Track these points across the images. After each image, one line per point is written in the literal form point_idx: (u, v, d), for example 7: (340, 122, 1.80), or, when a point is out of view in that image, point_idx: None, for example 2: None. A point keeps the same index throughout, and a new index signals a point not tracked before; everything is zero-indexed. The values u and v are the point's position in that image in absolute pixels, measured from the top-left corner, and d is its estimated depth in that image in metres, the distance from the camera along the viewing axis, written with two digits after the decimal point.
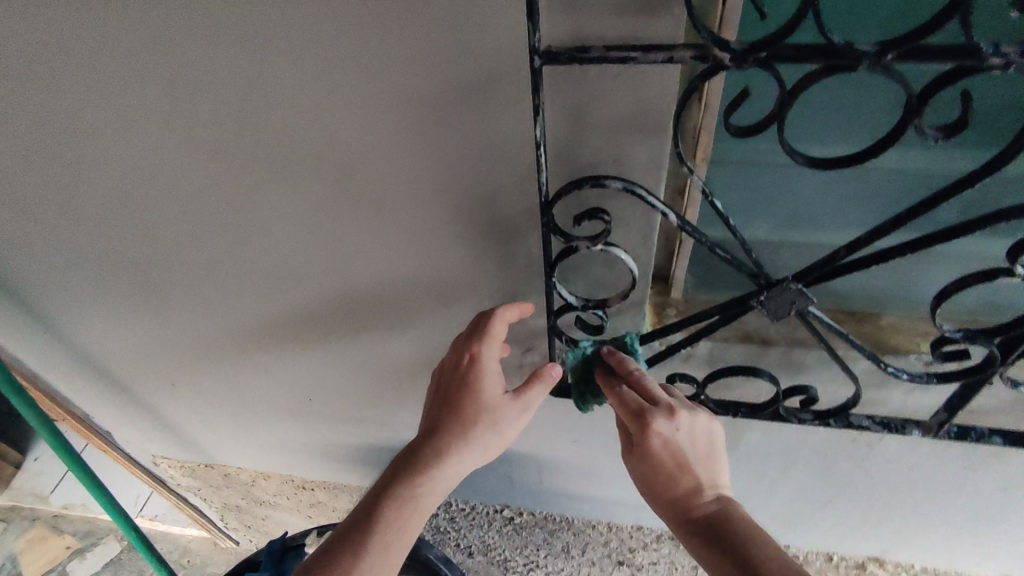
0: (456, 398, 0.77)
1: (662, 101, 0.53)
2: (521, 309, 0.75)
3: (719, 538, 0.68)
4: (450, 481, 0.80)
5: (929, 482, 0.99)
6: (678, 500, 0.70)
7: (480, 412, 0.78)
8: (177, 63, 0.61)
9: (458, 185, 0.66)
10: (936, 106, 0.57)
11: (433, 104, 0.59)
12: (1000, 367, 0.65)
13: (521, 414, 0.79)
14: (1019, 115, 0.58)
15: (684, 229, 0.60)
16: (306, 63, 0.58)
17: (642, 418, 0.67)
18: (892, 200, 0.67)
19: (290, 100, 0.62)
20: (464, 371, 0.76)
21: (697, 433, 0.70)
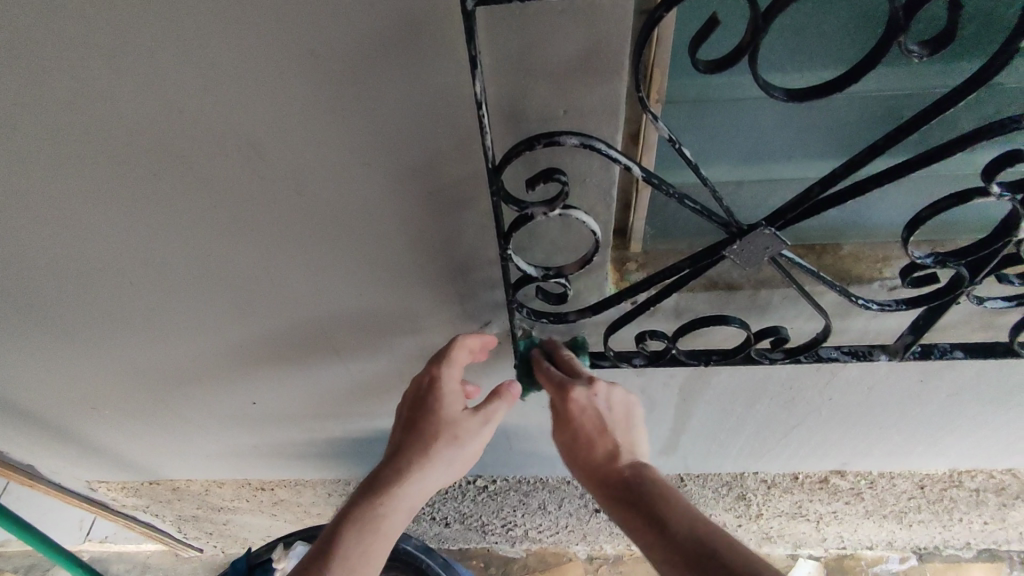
0: (419, 417, 0.78)
1: (616, 38, 0.46)
2: (482, 339, 0.78)
3: (649, 507, 0.63)
4: (412, 504, 0.77)
5: (889, 397, 1.00)
6: (597, 466, 0.70)
7: (441, 427, 0.78)
8: (17, 33, 0.49)
9: (388, 156, 0.57)
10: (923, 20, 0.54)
11: (345, 63, 0.49)
12: (968, 287, 0.64)
13: (481, 428, 0.78)
14: (978, 26, 0.55)
15: (649, 182, 0.54)
16: (182, 8, 0.47)
17: (559, 389, 0.71)
18: (856, 125, 0.63)
19: (172, 59, 0.50)
20: (426, 392, 0.78)
21: (613, 402, 0.72)
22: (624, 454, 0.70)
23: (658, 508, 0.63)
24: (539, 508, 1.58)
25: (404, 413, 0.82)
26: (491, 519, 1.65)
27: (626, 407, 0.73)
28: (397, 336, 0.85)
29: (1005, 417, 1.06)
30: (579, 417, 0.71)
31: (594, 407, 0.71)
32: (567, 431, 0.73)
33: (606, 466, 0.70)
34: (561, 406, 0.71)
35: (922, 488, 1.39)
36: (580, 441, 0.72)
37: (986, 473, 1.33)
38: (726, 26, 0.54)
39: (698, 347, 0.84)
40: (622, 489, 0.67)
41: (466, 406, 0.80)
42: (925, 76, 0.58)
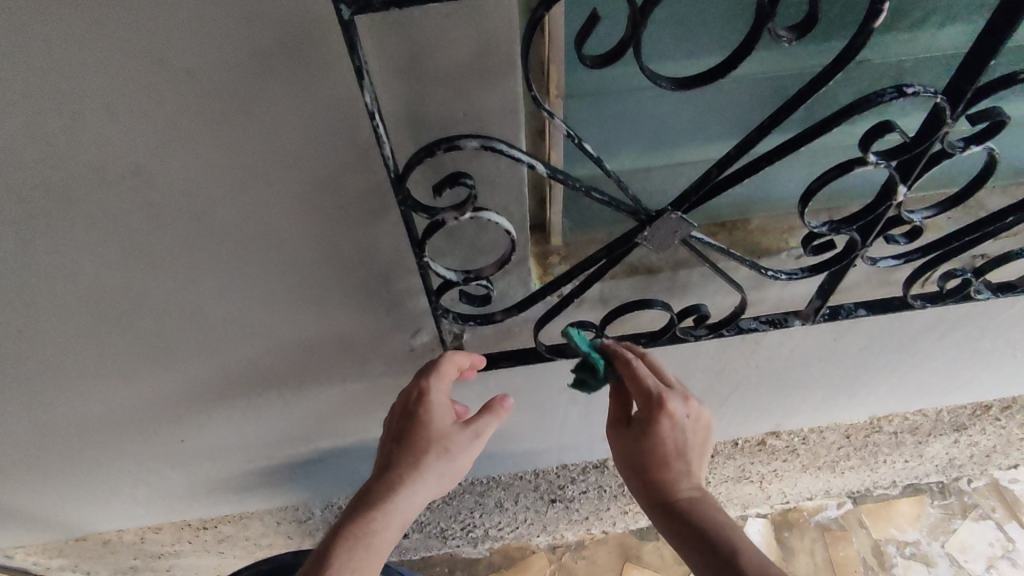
0: (406, 432, 0.76)
1: (505, 39, 0.45)
2: (470, 357, 0.77)
3: (702, 538, 0.74)
4: (404, 519, 0.76)
5: (809, 359, 1.06)
6: (663, 484, 0.78)
7: (431, 440, 0.76)
8: None
9: (288, 173, 0.55)
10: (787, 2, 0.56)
11: (227, 81, 0.47)
12: (863, 249, 0.68)
13: (471, 442, 0.78)
14: (845, 6, 0.58)
15: (555, 178, 0.54)
16: (25, 27, 0.42)
17: (658, 404, 0.74)
18: (748, 107, 0.66)
19: (24, 83, 0.45)
20: (414, 405, 0.76)
21: (689, 424, 0.77)
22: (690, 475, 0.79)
23: (710, 533, 0.74)
24: (495, 506, 1.58)
25: (389, 426, 0.79)
26: (449, 524, 1.64)
27: (704, 430, 0.80)
28: (325, 355, 0.82)
29: (911, 364, 1.15)
30: (664, 436, 0.77)
31: (681, 428, 0.76)
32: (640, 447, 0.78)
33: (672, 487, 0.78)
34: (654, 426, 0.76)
35: (848, 437, 1.49)
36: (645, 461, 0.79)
37: (901, 416, 1.43)
38: (609, 25, 0.55)
39: (627, 331, 0.86)
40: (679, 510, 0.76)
41: (453, 418, 0.79)
42: (803, 56, 0.62)
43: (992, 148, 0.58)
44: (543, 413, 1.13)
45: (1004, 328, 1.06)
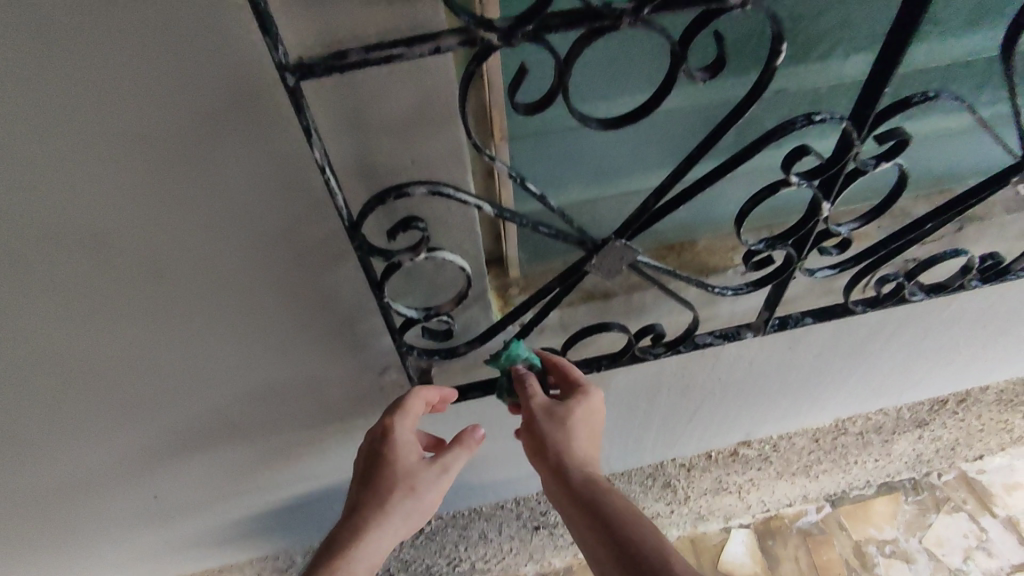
0: (373, 473, 0.77)
1: (444, 92, 0.49)
2: (440, 391, 0.78)
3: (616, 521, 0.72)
4: (373, 558, 0.78)
5: (769, 368, 1.11)
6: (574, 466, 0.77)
7: (397, 479, 0.77)
8: None
9: (247, 226, 0.57)
10: (697, 45, 0.61)
11: (183, 145, 0.49)
12: (799, 263, 0.73)
13: (438, 477, 0.79)
14: (758, 44, 0.63)
15: (503, 217, 0.57)
16: None
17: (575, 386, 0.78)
18: (681, 137, 0.70)
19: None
20: (380, 443, 0.77)
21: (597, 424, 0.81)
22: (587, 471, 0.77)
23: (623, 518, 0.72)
24: (480, 538, 1.57)
25: (358, 466, 0.80)
26: (435, 560, 1.62)
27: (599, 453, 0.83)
28: (295, 399, 0.83)
29: (866, 366, 1.20)
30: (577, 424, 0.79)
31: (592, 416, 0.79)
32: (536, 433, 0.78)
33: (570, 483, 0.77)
34: (556, 414, 0.77)
35: (817, 441, 1.54)
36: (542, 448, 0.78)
37: (864, 415, 1.50)
38: (538, 75, 0.59)
39: (589, 355, 0.89)
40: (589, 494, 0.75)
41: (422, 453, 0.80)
42: (726, 89, 0.66)
43: (901, 163, 0.63)
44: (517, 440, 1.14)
45: (946, 325, 1.12)
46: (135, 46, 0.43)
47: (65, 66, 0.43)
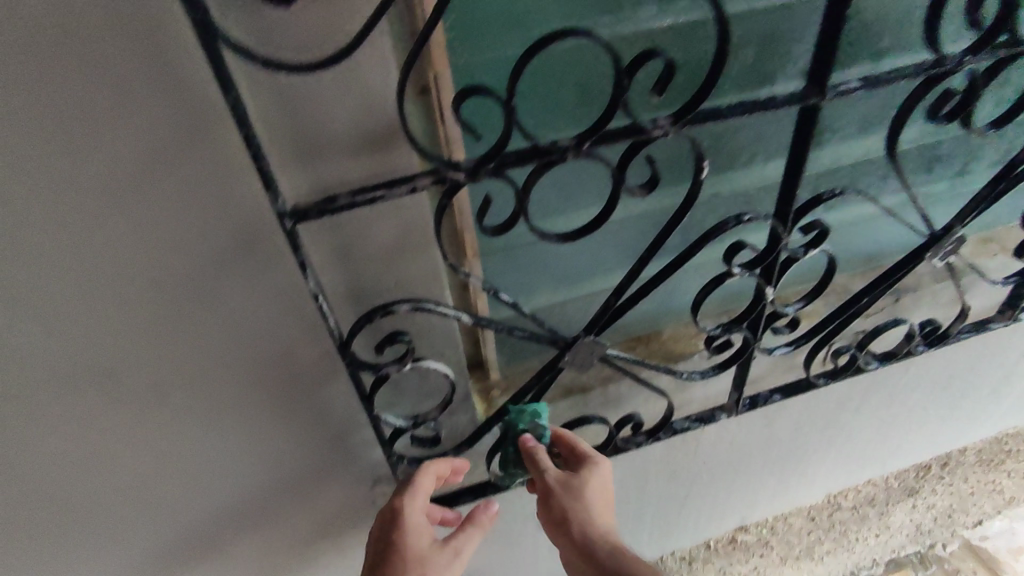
0: (382, 562, 0.71)
1: (421, 223, 0.56)
2: (451, 463, 0.76)
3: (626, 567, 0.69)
4: None
5: (751, 448, 1.14)
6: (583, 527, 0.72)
7: (408, 566, 0.70)
8: None
9: (244, 354, 0.61)
10: (634, 166, 0.70)
11: (189, 288, 0.54)
12: (755, 344, 0.79)
13: (452, 562, 0.74)
14: (685, 161, 0.72)
15: (481, 325, 0.63)
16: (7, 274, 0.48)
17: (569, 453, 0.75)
18: (635, 242, 0.78)
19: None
20: (389, 528, 0.72)
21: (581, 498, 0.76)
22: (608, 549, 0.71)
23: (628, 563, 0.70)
24: None
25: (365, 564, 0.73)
26: None
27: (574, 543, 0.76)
28: (288, 519, 0.83)
29: (844, 438, 1.24)
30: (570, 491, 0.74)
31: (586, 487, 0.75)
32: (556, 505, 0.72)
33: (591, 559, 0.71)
34: (572, 482, 0.72)
35: (814, 520, 1.56)
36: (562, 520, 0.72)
37: (854, 489, 1.56)
38: (504, 200, 0.67)
39: None
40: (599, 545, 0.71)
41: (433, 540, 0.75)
42: (669, 198, 0.75)
43: (828, 248, 0.71)
44: (513, 546, 1.13)
45: (909, 391, 1.18)
46: (140, 213, 0.48)
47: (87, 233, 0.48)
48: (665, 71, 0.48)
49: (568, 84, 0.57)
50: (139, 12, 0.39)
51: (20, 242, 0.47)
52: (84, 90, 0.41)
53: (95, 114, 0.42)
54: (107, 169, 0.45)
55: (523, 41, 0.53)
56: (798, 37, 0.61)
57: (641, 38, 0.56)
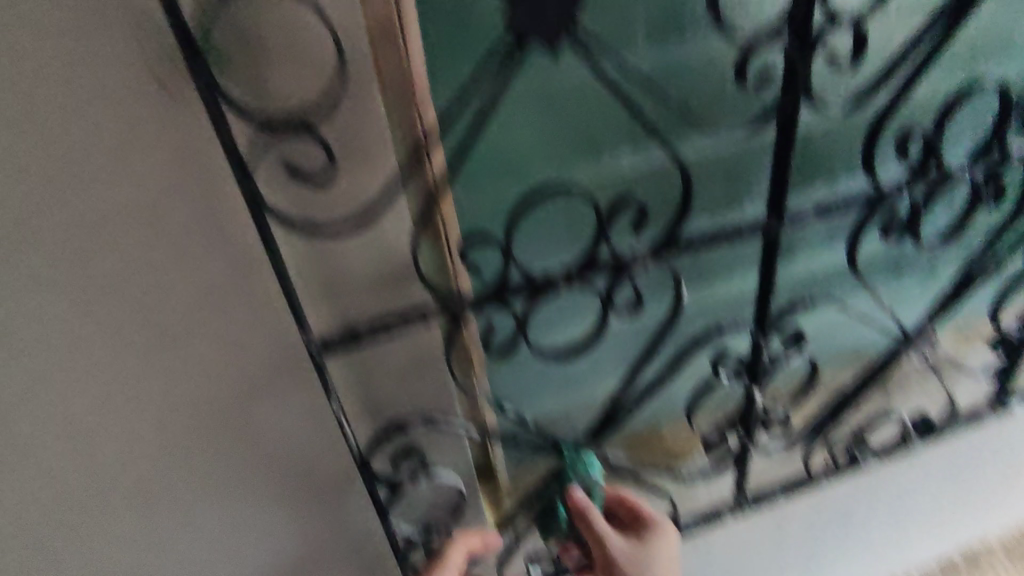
0: None
1: (433, 345, 0.62)
2: (484, 538, 0.77)
3: None
4: None
5: (766, 549, 1.13)
6: None
7: None
8: None
9: (268, 477, 0.64)
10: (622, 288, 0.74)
11: (220, 422, 0.58)
12: (751, 444, 0.83)
13: None
14: (665, 280, 0.76)
15: (490, 433, 0.69)
16: (58, 423, 0.52)
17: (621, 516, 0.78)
18: (631, 350, 0.83)
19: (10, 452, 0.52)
20: None
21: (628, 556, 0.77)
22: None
23: None
24: None
25: None
26: None
27: None
28: None
29: (863, 540, 1.22)
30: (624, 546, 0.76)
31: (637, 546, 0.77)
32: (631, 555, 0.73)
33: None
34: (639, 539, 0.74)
35: None
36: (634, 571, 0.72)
37: None
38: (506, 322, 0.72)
39: None
40: None
41: None
42: (657, 310, 0.79)
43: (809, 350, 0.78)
44: None
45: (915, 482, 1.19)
46: (183, 357, 0.53)
47: (133, 380, 0.53)
48: (639, 212, 0.57)
49: (556, 215, 0.64)
50: (198, 195, 0.46)
51: (71, 390, 0.51)
52: (146, 259, 0.47)
53: (141, 269, 0.47)
54: (159, 324, 0.50)
55: (519, 186, 0.61)
56: (761, 170, 0.69)
57: (618, 179, 0.64)
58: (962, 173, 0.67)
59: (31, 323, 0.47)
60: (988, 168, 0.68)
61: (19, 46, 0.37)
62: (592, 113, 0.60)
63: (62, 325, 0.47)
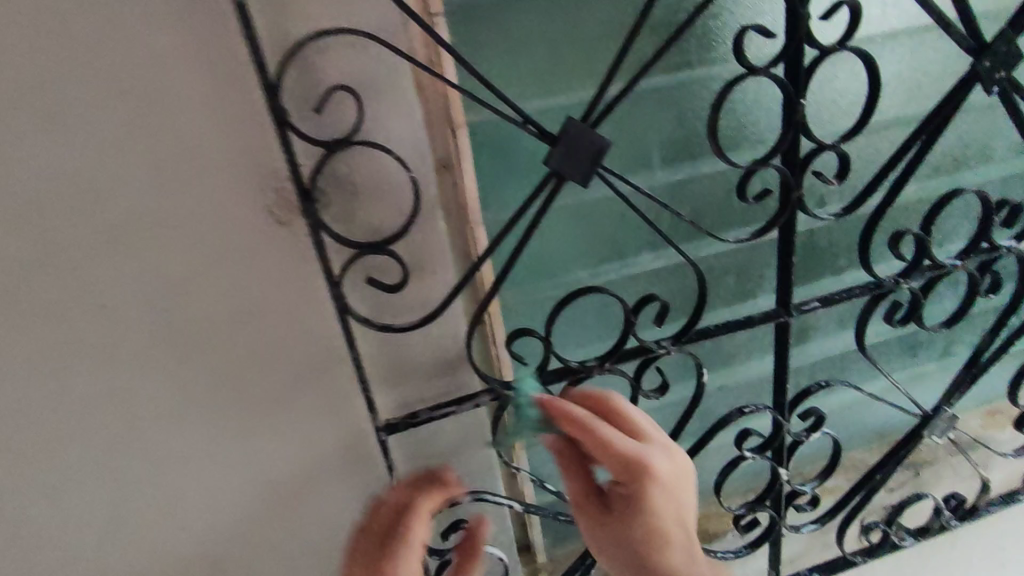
0: None
1: (479, 425, 0.70)
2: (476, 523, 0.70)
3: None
4: None
5: None
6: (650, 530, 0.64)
7: None
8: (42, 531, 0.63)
9: (333, 536, 0.74)
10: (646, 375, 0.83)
11: (298, 485, 0.68)
12: (780, 523, 0.86)
13: None
14: (688, 367, 0.84)
15: (530, 511, 0.74)
16: (173, 480, 0.64)
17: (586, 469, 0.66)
18: (659, 429, 0.89)
19: (127, 499, 0.63)
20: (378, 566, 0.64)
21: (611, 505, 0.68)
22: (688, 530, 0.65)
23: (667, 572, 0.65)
24: None
25: None
26: None
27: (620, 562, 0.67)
28: None
29: None
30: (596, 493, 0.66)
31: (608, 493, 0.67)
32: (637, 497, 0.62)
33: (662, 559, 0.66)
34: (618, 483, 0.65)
35: None
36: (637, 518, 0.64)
37: None
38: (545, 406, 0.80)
39: None
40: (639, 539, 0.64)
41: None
42: (682, 392, 0.86)
43: (830, 432, 0.82)
44: None
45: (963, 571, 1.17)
46: (273, 429, 0.64)
47: (232, 446, 0.64)
48: (660, 306, 0.64)
49: (589, 309, 0.73)
50: (297, 300, 0.58)
51: (186, 452, 0.63)
52: (254, 349, 0.59)
53: (244, 353, 0.59)
54: (259, 401, 0.62)
55: (555, 286, 0.71)
56: (765, 265, 0.79)
57: (641, 277, 0.74)
58: (955, 265, 0.74)
59: (156, 395, 0.59)
60: (982, 261, 0.75)
61: (183, 196, 0.51)
62: (617, 223, 0.70)
63: (180, 396, 0.59)
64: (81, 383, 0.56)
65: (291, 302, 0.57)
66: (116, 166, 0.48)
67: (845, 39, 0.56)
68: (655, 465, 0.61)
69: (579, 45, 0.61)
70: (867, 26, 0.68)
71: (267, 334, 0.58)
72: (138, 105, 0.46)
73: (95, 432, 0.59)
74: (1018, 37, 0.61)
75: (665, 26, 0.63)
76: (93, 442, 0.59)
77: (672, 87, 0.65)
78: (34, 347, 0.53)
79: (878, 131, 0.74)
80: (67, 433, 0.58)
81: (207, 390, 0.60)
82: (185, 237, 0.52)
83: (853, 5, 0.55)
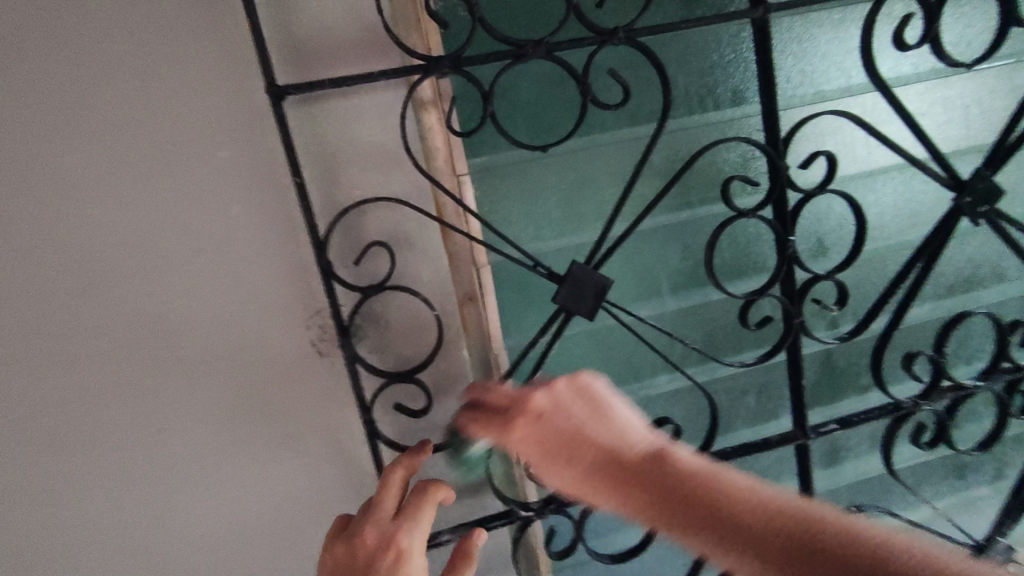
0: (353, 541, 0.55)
1: (498, 544, 0.73)
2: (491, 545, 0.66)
3: (699, 490, 0.46)
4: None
5: None
6: (602, 456, 0.50)
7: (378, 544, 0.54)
8: None
9: None
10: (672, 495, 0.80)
11: None
12: None
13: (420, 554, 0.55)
14: None
15: None
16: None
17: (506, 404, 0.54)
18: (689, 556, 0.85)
19: None
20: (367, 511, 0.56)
21: (567, 394, 0.54)
22: (794, 513, 0.43)
23: (700, 492, 0.46)
24: None
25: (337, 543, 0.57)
26: None
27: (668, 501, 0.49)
28: None
29: None
30: (528, 418, 0.53)
31: (562, 398, 0.53)
32: (625, 484, 0.49)
33: (817, 548, 0.41)
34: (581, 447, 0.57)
35: None
36: (669, 496, 0.47)
37: None
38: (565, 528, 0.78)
39: None
40: (613, 469, 0.50)
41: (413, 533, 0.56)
42: None
43: None
44: None
45: None
46: (303, 542, 0.68)
47: (263, 558, 0.68)
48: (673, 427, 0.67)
49: None
50: (332, 422, 0.64)
51: (221, 562, 0.67)
52: (290, 467, 0.65)
53: (280, 469, 0.65)
54: (290, 515, 0.67)
55: None
56: (781, 386, 0.81)
57: (659, 400, 0.77)
58: (977, 385, 0.73)
59: (202, 511, 0.65)
60: (1007, 380, 0.73)
61: (240, 330, 0.59)
62: (631, 349, 0.74)
63: (222, 512, 0.65)
64: (138, 497, 0.63)
65: (327, 422, 0.64)
66: (186, 305, 0.58)
67: (824, 185, 0.62)
68: (630, 450, 0.50)
69: (587, 195, 0.69)
70: (847, 168, 0.74)
71: (304, 454, 0.64)
72: (208, 254, 0.56)
73: (142, 540, 0.64)
74: (997, 174, 0.65)
75: (666, 173, 0.70)
76: (139, 551, 0.65)
77: (674, 226, 0.72)
78: (109, 468, 0.61)
79: (879, 257, 0.79)
80: (129, 549, 0.64)
81: (247, 507, 0.65)
82: (239, 369, 0.60)
83: (829, 155, 0.62)
